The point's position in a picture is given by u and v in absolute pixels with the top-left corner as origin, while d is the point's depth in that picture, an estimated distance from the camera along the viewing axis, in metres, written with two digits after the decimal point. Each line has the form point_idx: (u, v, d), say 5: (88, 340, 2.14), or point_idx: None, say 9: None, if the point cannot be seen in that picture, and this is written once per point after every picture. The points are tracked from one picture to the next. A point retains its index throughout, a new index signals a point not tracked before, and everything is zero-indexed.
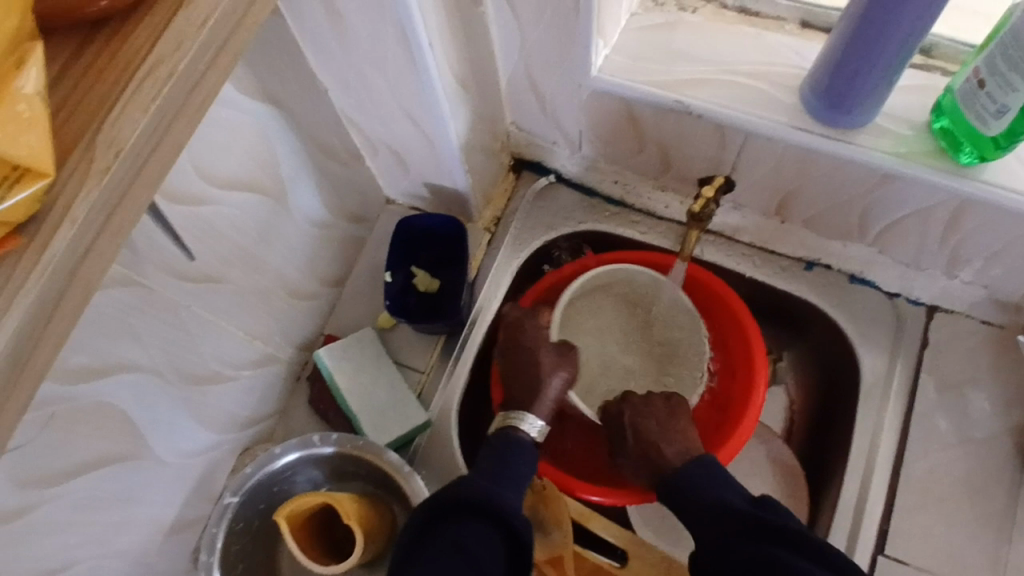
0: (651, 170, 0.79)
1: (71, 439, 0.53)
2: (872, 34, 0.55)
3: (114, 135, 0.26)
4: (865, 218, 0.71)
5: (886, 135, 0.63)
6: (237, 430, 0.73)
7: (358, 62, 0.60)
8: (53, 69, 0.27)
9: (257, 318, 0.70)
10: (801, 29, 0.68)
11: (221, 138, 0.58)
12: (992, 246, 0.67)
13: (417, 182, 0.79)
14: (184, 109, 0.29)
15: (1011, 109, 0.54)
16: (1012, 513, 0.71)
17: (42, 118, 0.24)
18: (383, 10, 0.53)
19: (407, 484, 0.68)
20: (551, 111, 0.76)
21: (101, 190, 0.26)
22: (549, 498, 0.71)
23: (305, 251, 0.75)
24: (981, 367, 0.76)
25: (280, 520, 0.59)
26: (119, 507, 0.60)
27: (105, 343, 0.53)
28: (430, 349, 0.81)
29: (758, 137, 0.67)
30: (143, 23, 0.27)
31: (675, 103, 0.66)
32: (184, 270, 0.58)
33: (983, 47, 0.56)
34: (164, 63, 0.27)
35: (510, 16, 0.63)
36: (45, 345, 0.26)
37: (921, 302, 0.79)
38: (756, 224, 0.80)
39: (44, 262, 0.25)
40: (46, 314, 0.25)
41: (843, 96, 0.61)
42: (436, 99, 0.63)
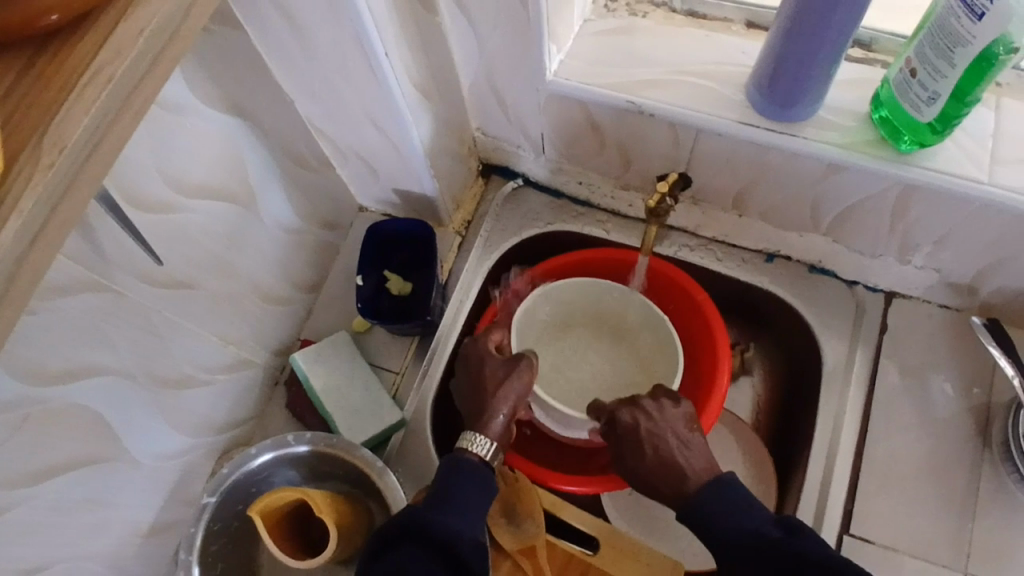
0: (612, 170, 0.82)
1: (45, 439, 0.55)
2: (807, 31, 0.58)
3: (59, 134, 0.28)
4: (817, 208, 0.74)
5: (830, 126, 0.66)
6: (215, 433, 0.75)
7: (319, 73, 0.63)
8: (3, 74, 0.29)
9: (231, 323, 0.72)
10: (747, 29, 0.71)
11: (186, 148, 0.61)
12: (939, 230, 0.69)
13: (386, 189, 0.82)
14: (127, 111, 0.30)
15: (942, 95, 0.57)
16: (973, 489, 0.73)
17: None
18: (338, 20, 0.55)
19: (381, 479, 0.70)
20: (513, 116, 0.78)
21: (47, 183, 0.28)
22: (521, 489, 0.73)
23: (277, 258, 0.77)
24: (938, 349, 0.79)
25: (254, 515, 0.62)
26: (96, 508, 0.62)
27: (76, 346, 0.55)
28: (404, 350, 0.83)
29: (708, 133, 0.70)
30: (89, 34, 0.30)
31: (627, 103, 0.69)
32: (154, 276, 0.61)
33: (912, 39, 0.59)
34: (105, 68, 0.29)
35: (465, 25, 0.66)
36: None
37: (879, 288, 0.81)
38: (716, 219, 0.82)
39: None
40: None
41: (786, 91, 0.63)
42: (397, 106, 0.65)
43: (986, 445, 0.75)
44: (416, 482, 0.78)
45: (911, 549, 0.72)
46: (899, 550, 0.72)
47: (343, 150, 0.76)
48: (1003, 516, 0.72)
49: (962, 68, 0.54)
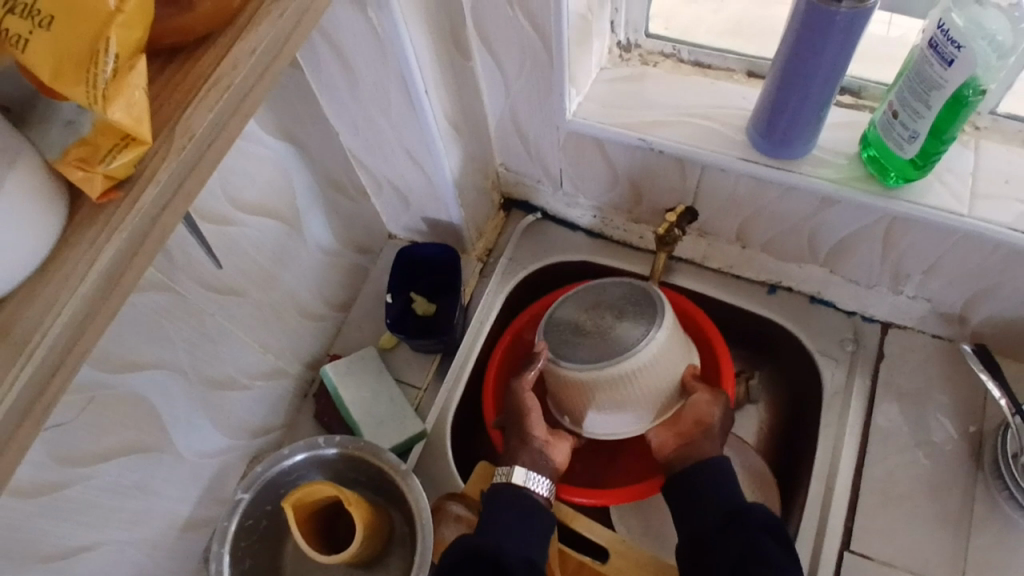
0: (624, 204, 0.88)
1: (105, 424, 0.61)
2: (800, 77, 0.65)
3: (188, 125, 0.35)
4: (814, 240, 0.80)
5: (824, 164, 0.73)
6: (248, 437, 0.80)
7: (365, 108, 0.70)
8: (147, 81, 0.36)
9: (271, 333, 0.78)
10: (748, 78, 0.79)
11: (245, 170, 0.68)
12: (927, 260, 0.75)
13: (416, 217, 0.89)
14: (238, 113, 0.37)
15: (921, 132, 0.64)
16: (968, 508, 0.77)
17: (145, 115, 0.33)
18: (386, 61, 0.63)
19: (404, 482, 0.74)
20: (534, 153, 0.86)
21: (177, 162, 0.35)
22: None
23: (315, 276, 0.84)
24: (932, 376, 0.83)
25: (286, 507, 0.66)
26: (141, 496, 0.67)
27: (140, 339, 0.61)
28: (427, 367, 0.89)
29: (712, 169, 0.77)
30: (209, 51, 0.37)
31: (639, 141, 0.76)
32: (210, 282, 0.67)
33: (893, 86, 0.66)
34: (224, 78, 0.36)
35: (495, 70, 0.74)
36: (132, 272, 0.34)
37: (875, 318, 0.87)
38: (721, 250, 0.88)
39: (136, 209, 0.33)
40: (132, 251, 0.34)
41: (781, 131, 0.70)
42: (432, 139, 0.73)
43: (980, 467, 0.79)
44: (435, 492, 0.82)
45: (909, 565, 0.75)
46: (897, 565, 0.75)
47: (379, 180, 0.83)
48: (997, 534, 0.76)
49: (936, 108, 0.61)
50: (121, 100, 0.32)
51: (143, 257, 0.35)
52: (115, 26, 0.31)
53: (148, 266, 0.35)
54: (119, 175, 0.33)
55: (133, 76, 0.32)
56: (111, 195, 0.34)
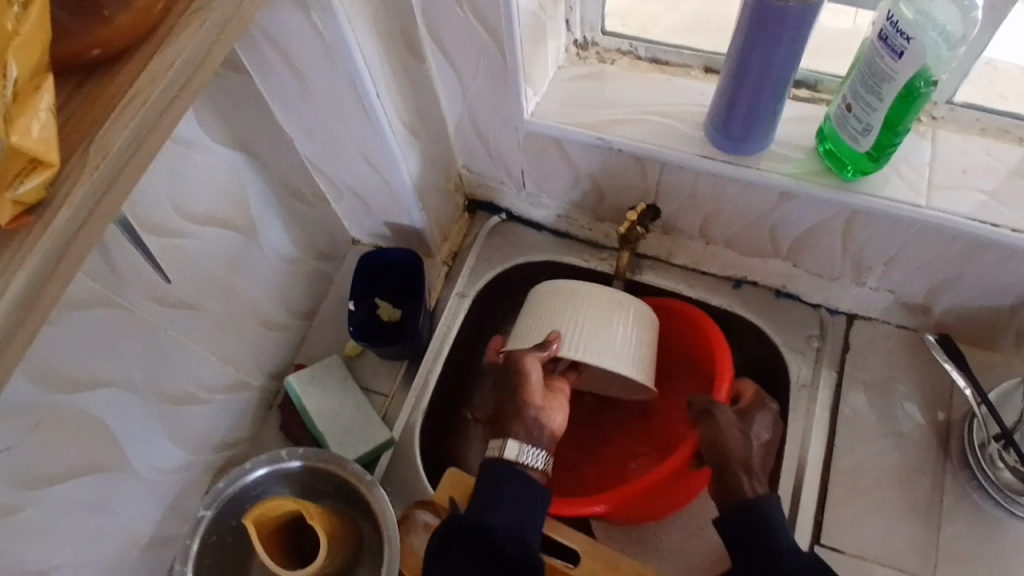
0: (588, 202, 0.88)
1: (55, 446, 0.59)
2: (753, 73, 0.65)
3: (104, 143, 0.34)
4: (776, 235, 0.80)
5: (782, 159, 0.73)
6: (211, 452, 0.78)
7: (317, 113, 0.69)
8: (66, 100, 0.35)
9: (230, 345, 0.77)
10: (705, 74, 0.79)
11: (195, 180, 0.67)
12: (888, 251, 0.75)
13: (377, 222, 0.88)
14: (158, 128, 0.36)
15: (875, 126, 0.64)
16: (936, 498, 0.77)
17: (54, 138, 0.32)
18: (334, 66, 0.62)
19: (370, 492, 0.73)
20: (495, 154, 0.85)
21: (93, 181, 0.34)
22: None
23: (275, 285, 0.82)
24: (898, 366, 0.84)
25: (246, 523, 0.65)
26: (98, 517, 0.65)
27: (90, 357, 0.60)
28: (394, 373, 0.88)
29: (672, 166, 0.76)
30: (129, 64, 0.36)
31: (597, 140, 0.76)
32: (161, 296, 0.66)
33: (846, 79, 0.66)
34: (143, 92, 0.35)
35: (449, 71, 0.73)
36: (48, 297, 0.33)
37: (840, 311, 0.87)
38: (686, 247, 0.88)
39: (48, 230, 0.32)
40: (47, 275, 0.33)
41: (738, 127, 0.70)
42: (387, 144, 0.72)
43: (947, 456, 0.79)
44: (404, 501, 0.81)
45: (879, 556, 0.75)
46: (868, 558, 0.76)
47: (339, 186, 0.82)
48: (965, 522, 0.76)
49: (889, 100, 0.61)
50: (26, 121, 0.31)
51: (60, 280, 0.33)
52: (13, 48, 0.30)
53: (67, 289, 0.34)
54: (29, 199, 0.32)
55: (39, 97, 0.31)
56: (21, 220, 0.32)
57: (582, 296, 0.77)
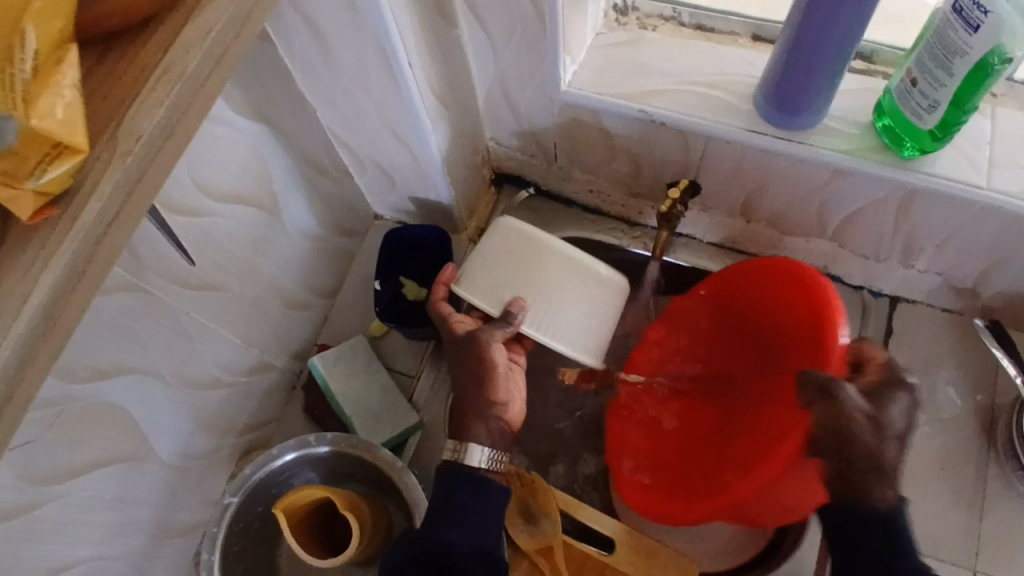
0: (623, 178, 0.84)
1: (79, 436, 0.57)
2: (813, 43, 0.61)
3: (134, 124, 0.30)
4: (823, 214, 0.76)
5: (838, 135, 0.68)
6: (236, 435, 0.76)
7: (343, 83, 0.65)
8: (90, 75, 0.32)
9: (253, 327, 0.74)
10: (753, 42, 0.74)
11: (216, 156, 0.63)
12: (941, 234, 0.72)
13: (402, 197, 0.84)
14: (191, 108, 0.33)
15: (942, 103, 0.59)
16: (981, 487, 0.76)
17: (80, 121, 0.29)
18: (364, 34, 0.58)
19: (401, 478, 0.71)
20: (526, 126, 0.81)
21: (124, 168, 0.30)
22: (538, 490, 0.74)
23: (298, 263, 0.79)
24: (943, 351, 0.81)
25: (277, 513, 0.62)
26: (124, 506, 0.63)
27: (112, 344, 0.57)
28: (420, 354, 0.85)
29: (718, 141, 0.72)
30: (155, 36, 0.32)
31: (639, 113, 0.72)
32: (184, 278, 0.63)
33: (912, 51, 0.62)
34: (175, 66, 0.32)
35: (483, 38, 0.69)
36: (80, 299, 0.30)
37: (884, 293, 0.84)
38: (725, 225, 0.85)
39: (77, 225, 0.29)
40: (78, 274, 0.29)
41: (791, 100, 0.66)
42: (417, 115, 0.68)
43: (992, 444, 0.77)
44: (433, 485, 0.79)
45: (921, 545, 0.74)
46: None
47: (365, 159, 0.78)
48: (1009, 512, 0.75)
49: (960, 77, 0.57)
50: (50, 102, 0.28)
51: (91, 279, 0.30)
52: (30, 16, 0.27)
53: (99, 288, 0.31)
54: (52, 189, 0.29)
55: (62, 73, 0.28)
56: (44, 212, 0.29)
57: (542, 254, 0.68)
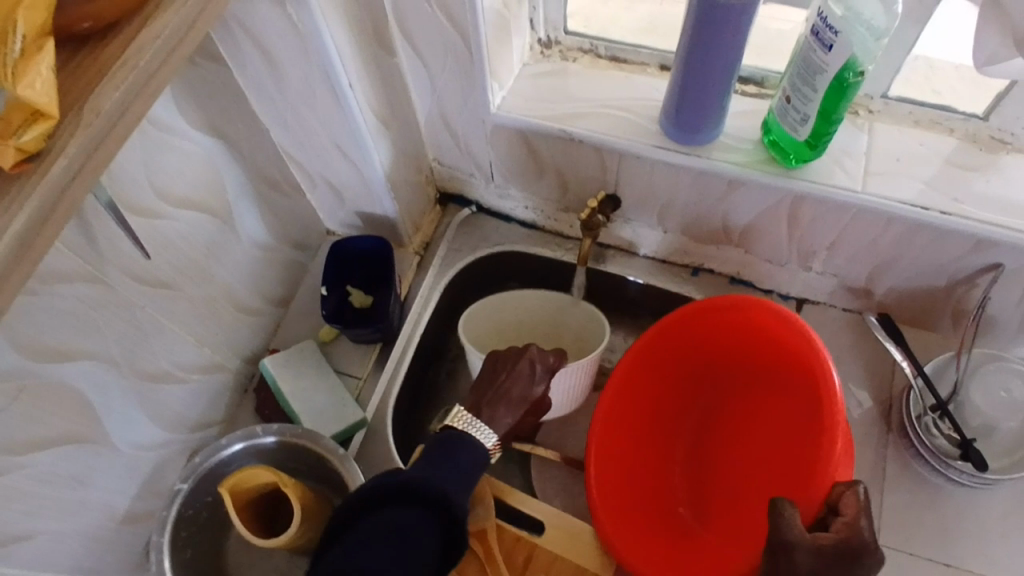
0: (553, 194, 0.92)
1: (36, 414, 0.61)
2: (701, 67, 0.70)
3: (96, 103, 0.37)
4: (727, 221, 0.85)
5: (732, 149, 0.78)
6: (187, 431, 0.81)
7: (292, 104, 0.73)
8: (62, 64, 0.39)
9: (206, 327, 0.80)
10: (660, 71, 0.84)
11: (173, 165, 0.70)
12: (830, 236, 0.81)
13: (350, 212, 0.92)
14: (144, 92, 0.40)
15: (811, 115, 0.69)
16: (881, 470, 0.83)
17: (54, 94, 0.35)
18: (309, 57, 0.66)
19: (343, 466, 0.75)
20: (464, 146, 0.89)
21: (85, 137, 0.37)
22: None
23: (251, 271, 0.85)
24: (845, 347, 0.89)
25: (223, 492, 0.67)
26: (76, 488, 0.67)
27: (72, 330, 0.63)
28: (366, 357, 0.91)
29: (629, 156, 0.81)
30: (120, 36, 0.39)
31: (560, 132, 0.80)
32: (140, 273, 0.69)
33: (785, 74, 0.71)
34: (131, 60, 0.39)
35: (419, 65, 0.77)
36: (43, 240, 0.37)
37: (791, 296, 0.93)
38: (646, 236, 0.93)
39: (46, 178, 0.36)
40: (43, 219, 0.36)
41: (689, 119, 0.75)
42: (359, 135, 0.75)
43: (891, 431, 0.85)
44: (377, 477, 0.84)
45: None
46: None
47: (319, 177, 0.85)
48: (909, 490, 0.82)
49: (823, 91, 0.66)
50: (30, 77, 0.34)
51: (54, 223, 0.37)
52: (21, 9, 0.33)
53: (59, 233, 0.37)
54: (30, 148, 0.35)
55: (40, 57, 0.35)
56: (22, 167, 0.36)
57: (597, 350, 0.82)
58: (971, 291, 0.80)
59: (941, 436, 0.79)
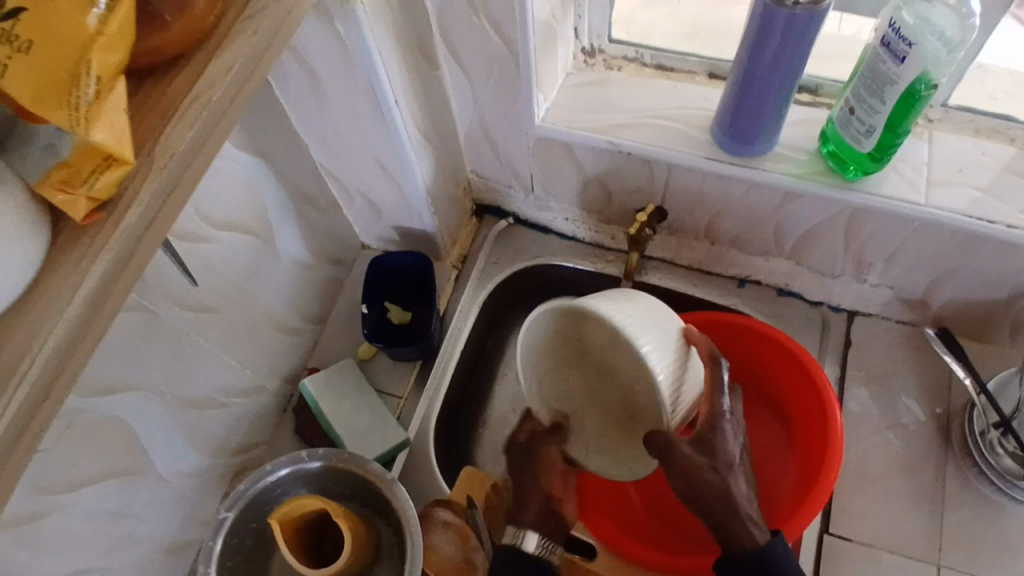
0: (596, 206, 0.90)
1: (83, 450, 0.60)
2: (763, 77, 0.67)
3: (168, 144, 0.35)
4: (779, 233, 0.83)
5: (787, 160, 0.75)
6: (228, 456, 0.79)
7: (333, 119, 0.70)
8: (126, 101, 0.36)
9: (247, 349, 0.78)
10: (709, 79, 0.81)
11: (214, 188, 0.68)
12: (889, 248, 0.78)
13: (387, 227, 0.89)
14: (216, 129, 0.37)
15: (877, 128, 0.66)
16: (940, 488, 0.81)
17: (128, 136, 0.33)
18: (354, 72, 0.63)
19: (391, 491, 0.73)
20: (504, 158, 0.87)
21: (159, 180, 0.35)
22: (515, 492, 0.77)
23: (289, 290, 0.83)
24: (898, 359, 0.87)
25: (273, 523, 0.65)
26: (122, 521, 0.66)
27: (118, 362, 0.61)
28: (406, 376, 0.89)
29: (678, 168, 0.79)
30: (184, 72, 0.37)
31: (607, 144, 0.78)
32: (185, 300, 0.67)
33: (849, 83, 0.68)
34: (201, 96, 0.36)
35: (462, 78, 0.75)
36: (116, 294, 0.34)
37: (841, 308, 0.90)
38: (691, 247, 0.91)
39: (120, 227, 0.33)
40: (119, 270, 0.34)
41: (744, 129, 0.72)
42: (403, 150, 0.73)
43: (949, 447, 0.83)
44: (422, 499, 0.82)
45: (886, 543, 0.79)
46: (876, 545, 0.79)
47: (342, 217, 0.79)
48: (968, 508, 0.79)
49: (891, 103, 0.63)
50: (103, 123, 0.32)
51: (130, 274, 0.35)
52: (95, 49, 0.31)
53: (135, 285, 0.35)
54: (101, 196, 0.33)
55: (114, 99, 0.32)
56: (93, 217, 0.33)
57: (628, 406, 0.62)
58: None
59: (1006, 455, 0.77)
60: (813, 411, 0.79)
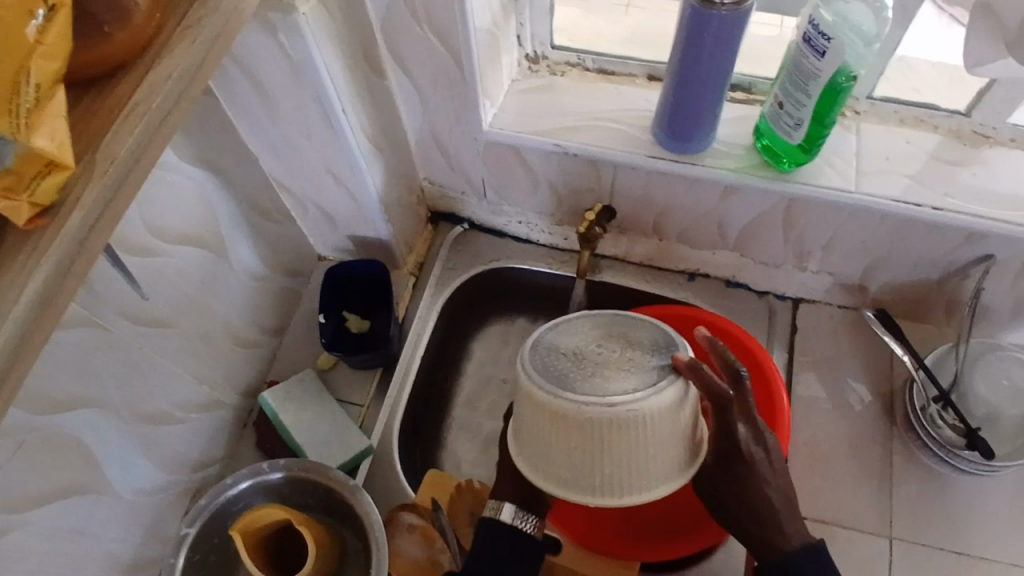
0: (547, 207, 0.92)
1: (37, 469, 0.59)
2: (697, 77, 0.70)
3: (109, 150, 0.36)
4: (724, 226, 0.86)
5: (726, 156, 0.78)
6: (188, 472, 0.78)
7: (282, 130, 0.71)
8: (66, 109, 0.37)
9: (203, 363, 0.77)
10: (650, 81, 0.84)
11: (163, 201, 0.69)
12: (827, 235, 0.82)
13: (342, 236, 0.90)
14: (157, 134, 0.38)
15: (805, 120, 0.69)
16: (888, 463, 0.84)
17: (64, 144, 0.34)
18: (302, 82, 0.64)
19: (355, 497, 0.73)
20: (456, 164, 0.89)
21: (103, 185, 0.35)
22: (470, 489, 0.79)
23: (244, 302, 0.83)
24: (842, 343, 0.91)
25: (233, 534, 0.65)
26: (79, 541, 0.64)
27: (71, 377, 0.60)
28: (367, 384, 0.89)
29: (624, 167, 0.81)
30: (123, 80, 0.38)
31: (554, 146, 0.80)
32: (137, 313, 0.67)
33: (776, 80, 0.72)
34: (141, 104, 0.37)
35: (410, 86, 0.76)
36: (64, 297, 0.35)
37: (786, 296, 0.94)
38: (641, 244, 0.94)
39: (63, 230, 0.34)
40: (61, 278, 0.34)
41: (683, 127, 0.75)
42: (354, 157, 0.74)
43: (894, 424, 0.86)
44: (388, 504, 0.82)
45: (840, 519, 0.82)
46: (831, 522, 0.82)
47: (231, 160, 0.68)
48: (914, 481, 0.83)
49: (816, 97, 0.67)
50: (41, 129, 0.32)
51: (75, 280, 0.35)
52: (35, 57, 0.32)
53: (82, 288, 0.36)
54: (42, 202, 0.34)
55: (52, 105, 0.33)
56: (35, 223, 0.34)
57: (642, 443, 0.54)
58: (964, 283, 0.82)
59: (946, 426, 0.81)
60: (764, 397, 0.81)
